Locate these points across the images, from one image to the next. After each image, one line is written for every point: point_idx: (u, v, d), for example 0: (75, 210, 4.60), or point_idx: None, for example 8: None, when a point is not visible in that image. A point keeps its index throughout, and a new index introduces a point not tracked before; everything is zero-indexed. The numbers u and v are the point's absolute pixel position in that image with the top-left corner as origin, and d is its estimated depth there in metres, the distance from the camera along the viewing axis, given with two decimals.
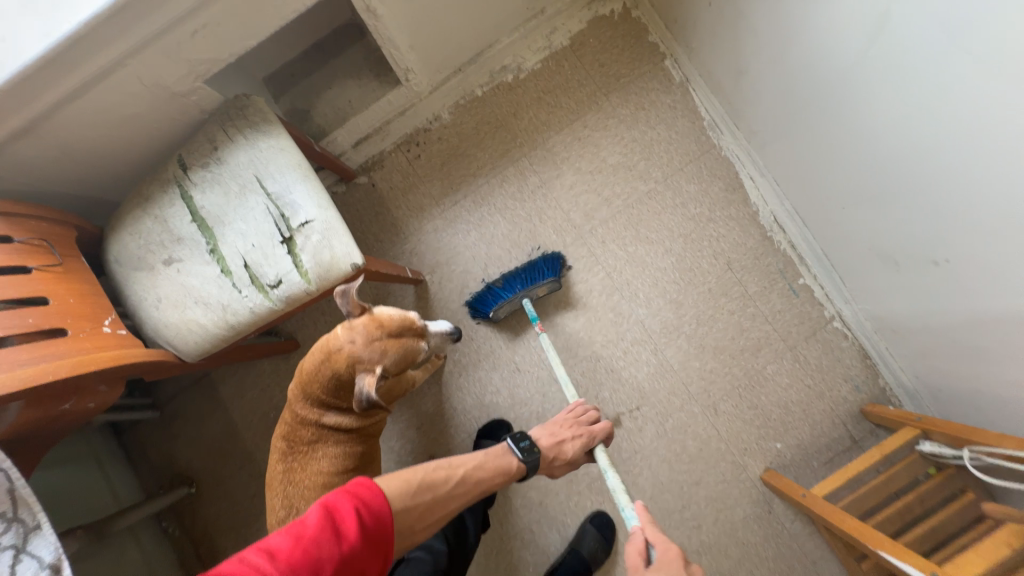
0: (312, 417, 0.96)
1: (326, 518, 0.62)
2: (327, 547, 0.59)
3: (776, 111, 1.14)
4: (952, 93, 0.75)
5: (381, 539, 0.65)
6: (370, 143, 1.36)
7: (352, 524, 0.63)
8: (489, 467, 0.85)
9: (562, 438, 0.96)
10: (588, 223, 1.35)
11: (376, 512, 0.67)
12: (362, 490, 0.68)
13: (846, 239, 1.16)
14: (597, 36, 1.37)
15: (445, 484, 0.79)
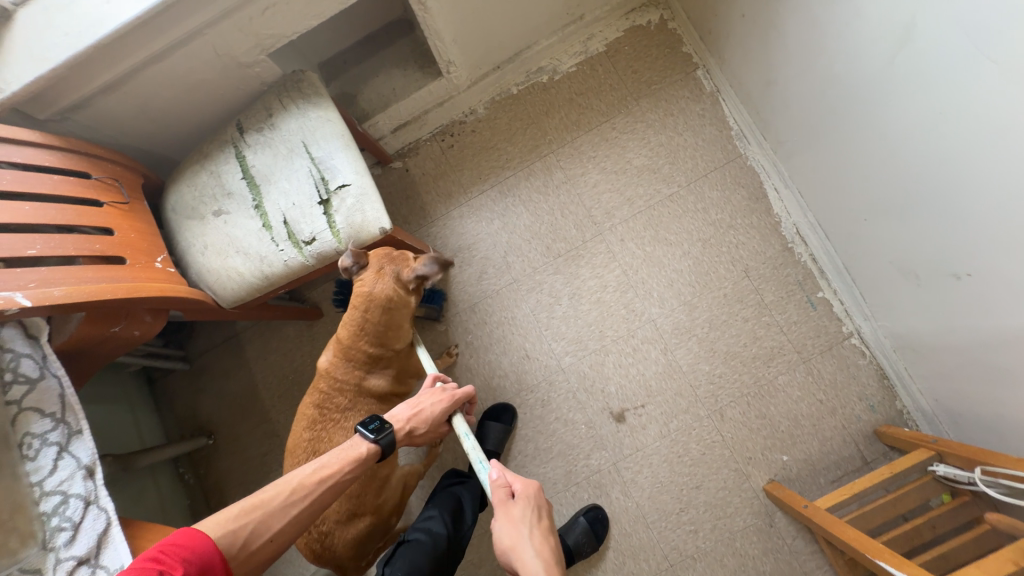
0: (345, 382, 1.01)
1: (138, 570, 0.64)
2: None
3: (803, 122, 1.16)
4: (979, 104, 0.76)
5: (209, 567, 0.68)
6: (408, 131, 1.44)
7: (173, 567, 0.65)
8: (332, 464, 0.85)
9: (423, 405, 0.97)
10: (609, 221, 1.38)
11: (200, 549, 0.69)
12: (178, 536, 0.69)
13: (868, 253, 1.16)
14: (632, 44, 1.43)
15: (279, 499, 0.80)
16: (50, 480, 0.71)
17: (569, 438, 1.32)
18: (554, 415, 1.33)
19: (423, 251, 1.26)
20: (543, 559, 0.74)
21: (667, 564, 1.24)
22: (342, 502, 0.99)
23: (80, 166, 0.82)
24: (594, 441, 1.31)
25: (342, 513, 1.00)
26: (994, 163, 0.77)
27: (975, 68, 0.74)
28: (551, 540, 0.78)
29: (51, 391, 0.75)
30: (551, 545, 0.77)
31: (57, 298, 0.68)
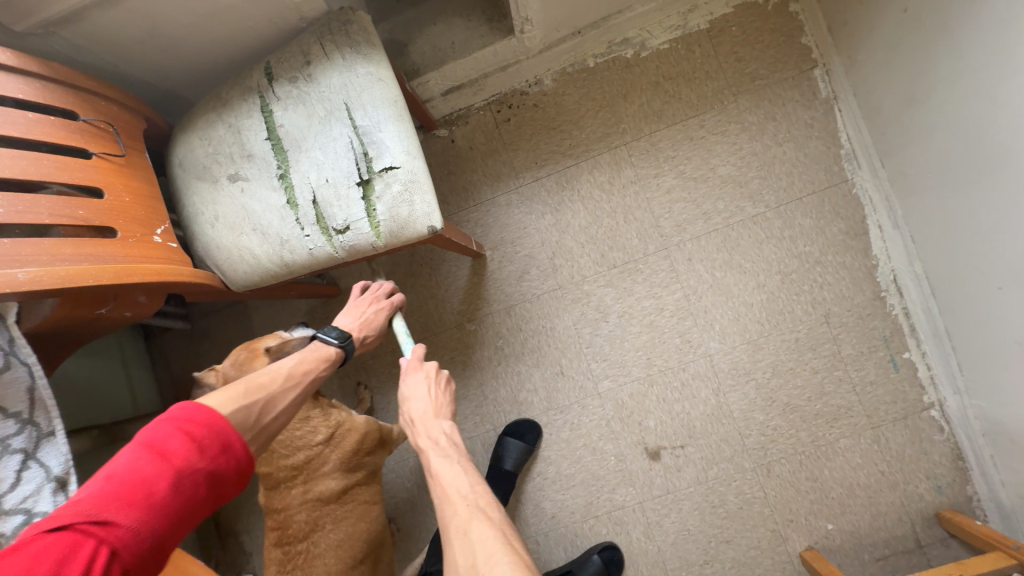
0: (294, 510, 0.80)
1: (144, 451, 0.52)
2: (150, 474, 0.50)
3: (946, 156, 0.95)
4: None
5: (230, 447, 0.56)
6: (460, 95, 1.23)
7: (181, 447, 0.53)
8: (310, 359, 0.78)
9: (366, 313, 0.93)
10: (678, 235, 1.20)
11: (212, 424, 0.56)
12: (190, 411, 0.56)
13: (986, 325, 0.98)
14: (742, 25, 1.18)
15: (278, 383, 0.70)
16: (10, 497, 0.59)
17: (595, 468, 1.21)
18: (582, 441, 1.21)
19: (462, 245, 1.10)
20: (417, 412, 0.77)
21: None
22: None
23: (66, 103, 0.65)
24: (622, 476, 1.20)
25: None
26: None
27: None
28: (429, 390, 0.80)
29: (18, 384, 0.61)
30: (429, 396, 0.79)
31: (22, 284, 0.52)
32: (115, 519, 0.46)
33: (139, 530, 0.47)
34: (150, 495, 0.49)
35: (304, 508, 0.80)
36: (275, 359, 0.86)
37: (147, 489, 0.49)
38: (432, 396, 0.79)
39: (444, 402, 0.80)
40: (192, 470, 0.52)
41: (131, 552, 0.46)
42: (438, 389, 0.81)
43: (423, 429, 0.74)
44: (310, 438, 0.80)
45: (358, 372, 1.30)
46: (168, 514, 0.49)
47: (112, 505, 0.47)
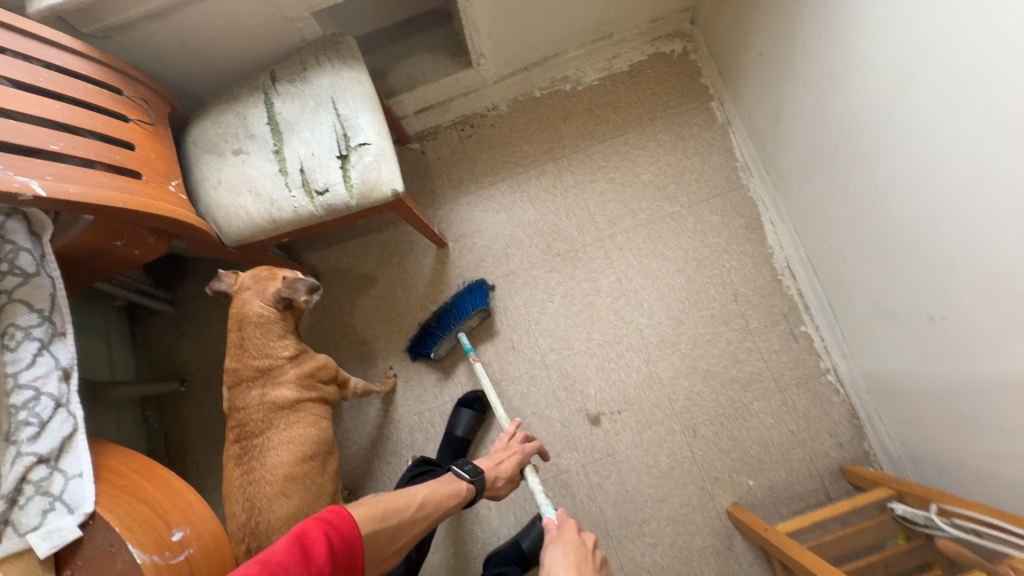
0: (252, 409, 0.91)
1: (296, 544, 0.67)
2: (297, 570, 0.64)
3: (803, 159, 1.22)
4: (942, 154, 0.85)
5: (349, 565, 0.70)
6: (430, 115, 1.49)
7: (322, 551, 0.68)
8: (444, 491, 0.95)
9: (500, 458, 1.07)
10: (610, 229, 1.43)
11: (346, 537, 0.72)
12: (336, 519, 0.73)
13: (850, 291, 1.20)
14: (654, 68, 1.50)
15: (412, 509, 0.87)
16: (27, 374, 0.73)
17: (542, 434, 1.33)
18: (532, 409, 1.34)
19: (427, 227, 1.27)
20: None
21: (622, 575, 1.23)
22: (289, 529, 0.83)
23: (114, 81, 0.85)
24: (567, 440, 1.32)
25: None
26: (958, 206, 0.85)
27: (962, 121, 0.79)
28: (569, 554, 0.81)
29: (44, 289, 0.76)
30: (579, 569, 0.78)
31: (71, 195, 0.69)
32: None
33: None
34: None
35: (261, 407, 0.91)
36: (283, 289, 0.94)
37: None
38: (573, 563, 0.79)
39: None
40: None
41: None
42: (587, 559, 0.82)
43: None
44: (281, 350, 0.95)
45: (327, 349, 1.43)
46: None
47: None
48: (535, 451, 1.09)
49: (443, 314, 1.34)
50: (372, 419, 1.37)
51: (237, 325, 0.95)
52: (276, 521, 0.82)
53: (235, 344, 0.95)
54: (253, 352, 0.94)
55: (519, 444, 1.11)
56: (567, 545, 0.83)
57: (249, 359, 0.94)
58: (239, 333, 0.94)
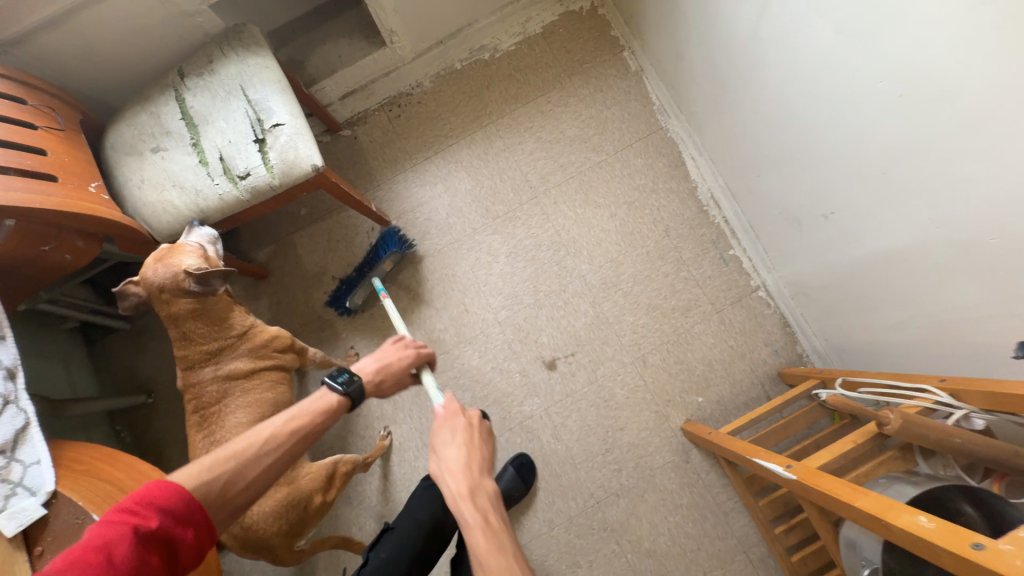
0: (208, 382, 0.98)
1: (111, 527, 0.63)
2: (117, 547, 0.62)
3: (705, 92, 1.30)
4: (809, 65, 0.92)
5: (188, 519, 0.68)
6: (355, 99, 1.53)
7: (143, 519, 0.65)
8: (304, 414, 0.83)
9: (386, 365, 0.93)
10: (543, 185, 1.49)
11: (173, 499, 0.68)
12: (152, 489, 0.67)
13: (762, 209, 1.29)
14: (566, 27, 1.56)
15: (254, 448, 0.77)
16: None
17: (504, 386, 1.40)
18: (491, 365, 1.41)
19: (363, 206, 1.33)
20: (452, 462, 0.77)
21: (593, 501, 1.32)
22: None
23: (16, 92, 0.87)
24: (528, 388, 1.39)
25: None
26: (827, 112, 0.92)
27: (810, 25, 0.88)
28: (465, 443, 0.80)
29: None
30: (467, 447, 0.79)
31: None
32: None
33: None
34: (112, 563, 0.61)
35: (215, 380, 0.98)
36: (196, 282, 0.93)
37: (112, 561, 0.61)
38: (472, 455, 0.78)
39: (487, 456, 0.81)
40: (154, 540, 0.65)
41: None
42: (476, 440, 0.81)
43: (468, 495, 0.72)
44: (228, 330, 0.99)
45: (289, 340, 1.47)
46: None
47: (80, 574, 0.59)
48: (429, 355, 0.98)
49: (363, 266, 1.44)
50: None
51: (172, 321, 0.97)
52: None
53: (175, 327, 0.98)
54: (197, 332, 0.97)
55: (402, 351, 0.97)
56: (453, 427, 0.82)
57: (195, 341, 0.98)
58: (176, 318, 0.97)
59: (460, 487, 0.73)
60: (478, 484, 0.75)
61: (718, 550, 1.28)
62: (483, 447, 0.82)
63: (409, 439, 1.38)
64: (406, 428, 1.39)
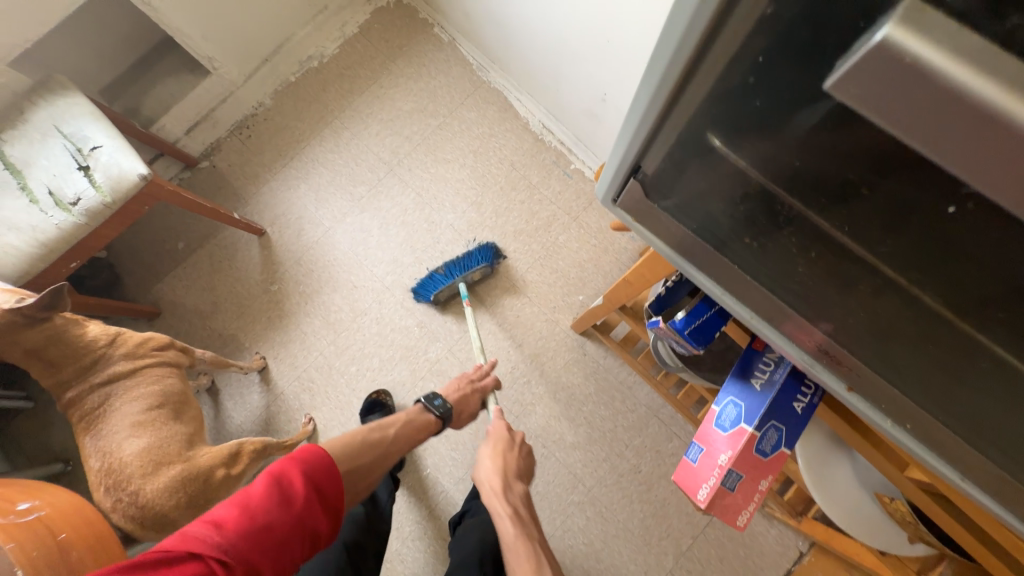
0: (87, 393, 1.00)
1: (271, 487, 0.69)
2: (271, 513, 0.66)
3: (497, 37, 1.48)
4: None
5: (331, 506, 0.73)
6: (201, 131, 1.62)
7: (299, 491, 0.70)
8: (417, 424, 0.97)
9: (465, 395, 1.08)
10: (395, 157, 1.63)
11: (328, 477, 0.74)
12: (315, 462, 0.74)
13: (574, 118, 1.46)
14: (379, 21, 1.73)
15: (386, 441, 0.90)
16: None
17: (406, 341, 1.48)
18: (390, 328, 1.49)
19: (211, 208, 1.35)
20: (488, 477, 0.95)
21: (513, 415, 1.41)
22: (145, 456, 0.95)
23: None
24: (428, 336, 1.48)
25: (145, 463, 0.95)
26: None
27: None
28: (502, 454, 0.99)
29: None
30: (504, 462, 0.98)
31: None
32: (231, 550, 0.62)
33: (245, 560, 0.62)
34: (269, 534, 0.64)
35: (93, 389, 1.00)
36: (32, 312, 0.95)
37: (266, 531, 0.65)
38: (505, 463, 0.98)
39: (519, 466, 1.00)
40: (303, 515, 0.69)
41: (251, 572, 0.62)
42: (515, 457, 1.01)
43: (501, 497, 0.92)
44: (94, 343, 1.02)
45: None
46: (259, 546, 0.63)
47: (235, 536, 0.62)
48: (492, 386, 1.12)
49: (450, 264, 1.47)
50: (257, 401, 1.47)
51: (30, 350, 0.98)
52: (130, 456, 0.95)
53: (36, 355, 0.99)
54: (63, 350, 1.00)
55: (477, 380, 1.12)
56: (496, 439, 1.01)
57: (61, 361, 1.01)
58: (36, 345, 0.98)
59: (496, 485, 0.94)
60: (509, 486, 0.95)
61: (632, 421, 1.38)
62: (517, 461, 1.01)
63: (330, 417, 1.43)
64: (326, 409, 1.45)
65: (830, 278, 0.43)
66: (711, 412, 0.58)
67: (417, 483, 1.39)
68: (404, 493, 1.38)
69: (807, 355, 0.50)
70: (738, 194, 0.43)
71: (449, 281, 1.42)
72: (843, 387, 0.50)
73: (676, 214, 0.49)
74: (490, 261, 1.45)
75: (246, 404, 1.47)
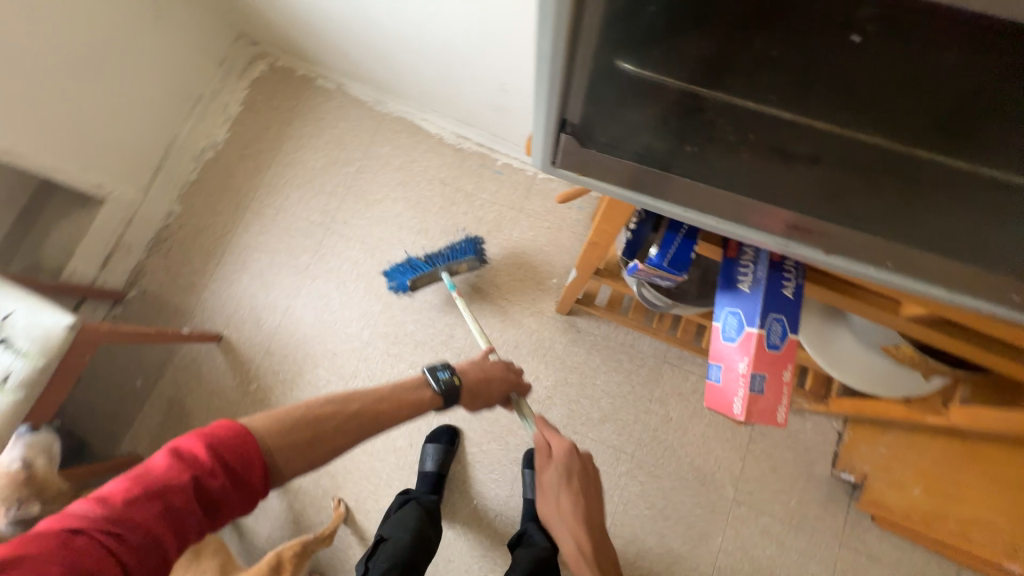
0: None
1: (169, 458, 0.67)
2: (164, 487, 0.64)
3: (382, 67, 1.47)
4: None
5: (237, 480, 0.69)
6: (117, 261, 1.52)
7: (199, 457, 0.67)
8: (402, 391, 0.89)
9: (492, 389, 1.00)
10: (327, 216, 1.58)
11: (238, 450, 0.69)
12: (217, 431, 0.70)
13: (483, 117, 1.46)
14: (259, 91, 1.67)
15: (348, 420, 0.81)
16: None
17: None
18: (385, 382, 1.44)
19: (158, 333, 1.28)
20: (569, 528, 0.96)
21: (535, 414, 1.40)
22: None
23: None
24: (425, 372, 1.45)
25: None
26: None
27: None
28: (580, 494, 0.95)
29: None
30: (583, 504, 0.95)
31: None
32: (121, 524, 0.61)
33: (132, 531, 0.61)
34: (160, 500, 0.63)
35: None
36: None
37: (151, 492, 0.63)
38: (586, 501, 0.96)
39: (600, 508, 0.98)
40: (198, 485, 0.66)
41: (146, 551, 0.62)
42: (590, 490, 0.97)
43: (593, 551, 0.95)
44: None
45: None
46: (147, 519, 0.62)
47: (121, 503, 0.62)
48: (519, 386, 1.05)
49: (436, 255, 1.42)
50: (278, 505, 1.38)
51: None
52: None
53: None
54: None
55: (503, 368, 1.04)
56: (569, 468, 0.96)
57: None
58: None
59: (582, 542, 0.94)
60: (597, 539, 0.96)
61: (646, 375, 1.40)
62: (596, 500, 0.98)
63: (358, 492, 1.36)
64: (351, 486, 1.38)
65: (768, 158, 0.47)
66: (715, 328, 0.59)
67: (469, 518, 1.35)
68: (460, 533, 1.34)
69: (780, 239, 0.52)
70: (665, 112, 0.46)
71: (427, 266, 1.37)
72: (822, 252, 0.51)
73: (617, 152, 0.50)
74: (479, 253, 1.40)
75: (267, 514, 1.38)
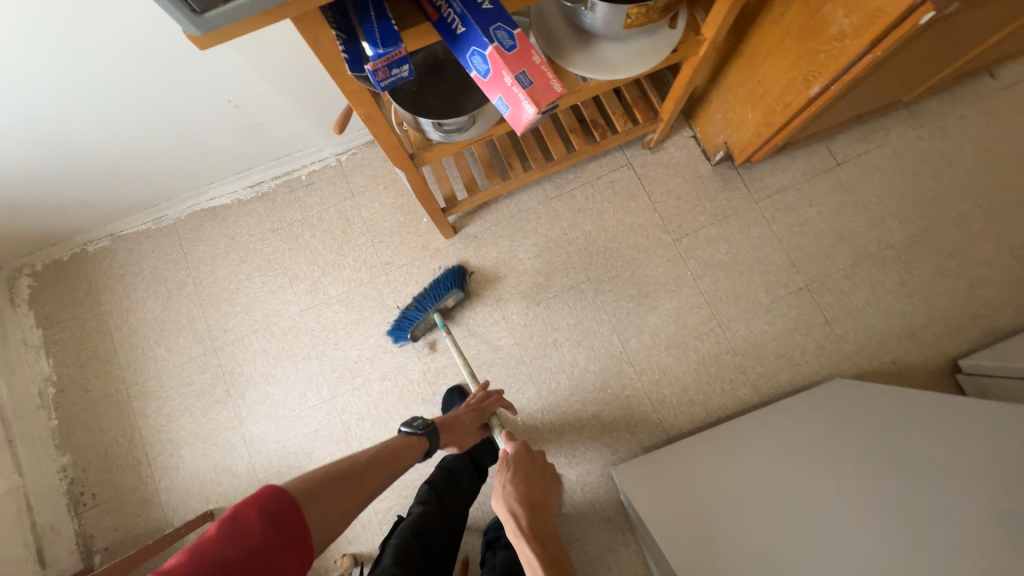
0: None
1: (225, 528, 0.71)
2: (230, 551, 0.69)
3: (127, 183, 1.37)
4: (46, 84, 1.00)
5: (294, 539, 0.75)
6: (52, 549, 1.33)
7: (255, 523, 0.72)
8: (396, 446, 1.01)
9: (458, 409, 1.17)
10: (205, 341, 1.48)
11: (285, 509, 0.76)
12: (264, 499, 0.76)
13: (251, 150, 1.43)
14: (44, 303, 1.50)
15: (361, 471, 0.93)
16: None
17: (395, 396, 1.43)
18: (375, 409, 1.42)
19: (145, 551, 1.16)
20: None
21: (501, 320, 1.47)
22: None
23: None
24: (398, 371, 1.44)
25: None
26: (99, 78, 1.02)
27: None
28: (528, 486, 0.94)
29: None
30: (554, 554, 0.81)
31: None
32: None
33: None
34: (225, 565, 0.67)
35: None
36: None
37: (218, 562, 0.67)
38: (531, 490, 0.93)
39: None
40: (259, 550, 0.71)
41: None
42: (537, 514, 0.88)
43: None
44: None
45: None
46: None
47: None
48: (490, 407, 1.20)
49: (422, 297, 1.44)
50: None
51: None
52: None
53: None
54: None
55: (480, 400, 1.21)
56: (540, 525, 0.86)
57: None
58: None
59: None
60: None
61: (547, 221, 1.51)
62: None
63: None
64: None
65: None
66: (474, 74, 0.66)
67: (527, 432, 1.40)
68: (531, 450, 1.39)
69: None
70: None
71: (422, 314, 1.39)
72: None
73: None
74: (460, 285, 1.41)
75: None
